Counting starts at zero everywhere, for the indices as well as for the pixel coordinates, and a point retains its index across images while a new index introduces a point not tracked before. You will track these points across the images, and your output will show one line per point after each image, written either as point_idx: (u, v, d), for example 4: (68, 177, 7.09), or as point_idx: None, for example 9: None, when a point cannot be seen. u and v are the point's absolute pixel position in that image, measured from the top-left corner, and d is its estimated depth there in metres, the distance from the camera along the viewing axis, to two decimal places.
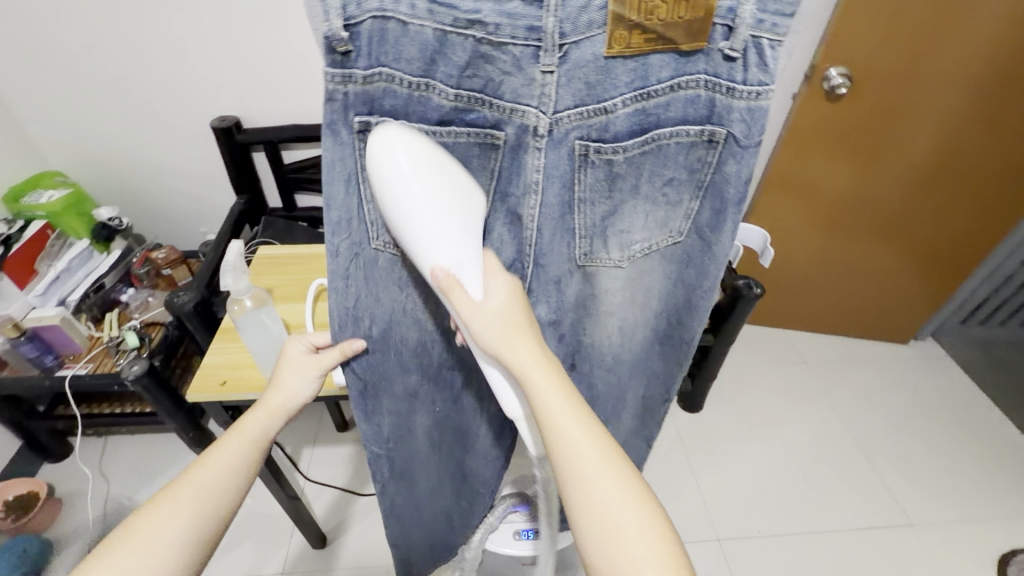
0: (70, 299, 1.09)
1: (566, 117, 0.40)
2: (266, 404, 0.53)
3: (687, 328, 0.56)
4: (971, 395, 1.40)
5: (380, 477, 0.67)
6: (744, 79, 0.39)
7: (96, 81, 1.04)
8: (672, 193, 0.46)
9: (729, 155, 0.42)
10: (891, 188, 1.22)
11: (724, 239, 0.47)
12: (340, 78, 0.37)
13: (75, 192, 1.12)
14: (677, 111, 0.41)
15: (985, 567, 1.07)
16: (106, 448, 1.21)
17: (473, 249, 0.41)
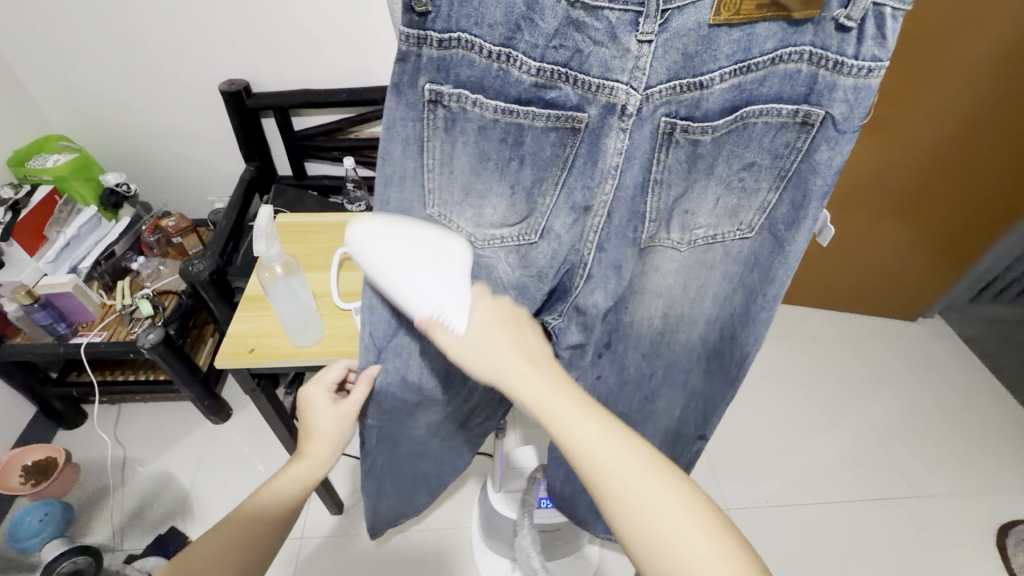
0: (82, 266, 1.07)
1: (658, 91, 0.39)
2: (310, 459, 0.57)
3: (739, 344, 0.57)
4: (975, 372, 1.42)
5: (376, 454, 0.66)
6: (854, 53, 0.38)
7: (101, 39, 1.00)
8: (750, 178, 0.45)
9: (823, 140, 0.41)
10: (914, 171, 1.22)
11: (799, 237, 0.47)
12: (415, 40, 0.38)
13: (81, 156, 1.10)
14: (774, 86, 0.40)
15: (983, 536, 1.10)
16: (120, 414, 1.21)
17: (453, 291, 0.42)
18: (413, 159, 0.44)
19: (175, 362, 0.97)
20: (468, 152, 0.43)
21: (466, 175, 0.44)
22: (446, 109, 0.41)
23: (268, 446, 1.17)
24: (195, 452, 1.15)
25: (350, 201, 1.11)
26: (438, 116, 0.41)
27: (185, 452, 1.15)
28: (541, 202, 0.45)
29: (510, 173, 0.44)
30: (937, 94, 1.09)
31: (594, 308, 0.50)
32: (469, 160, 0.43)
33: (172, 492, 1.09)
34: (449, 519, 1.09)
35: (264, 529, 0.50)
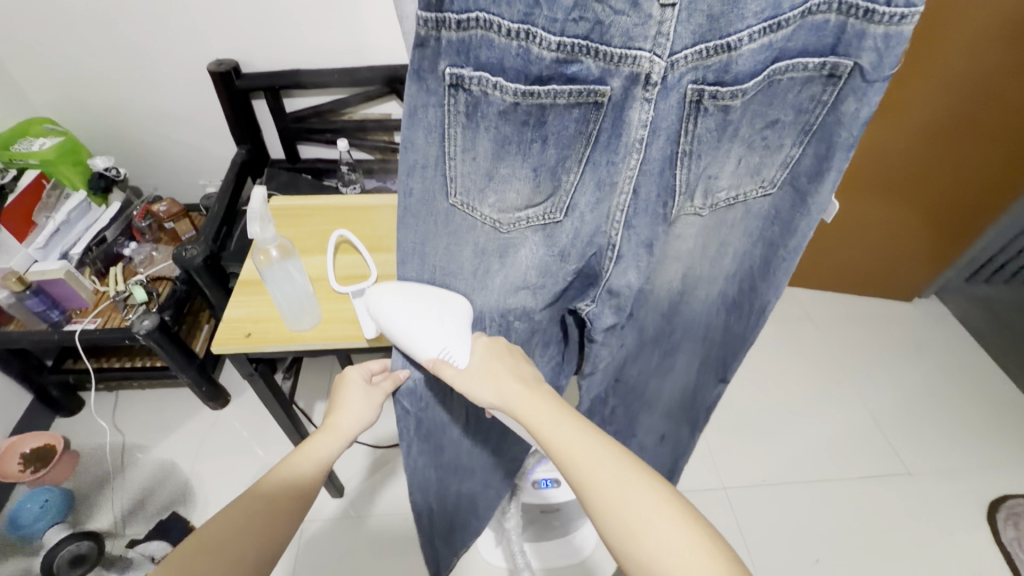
0: (73, 252, 1.06)
1: (684, 58, 0.39)
2: (336, 430, 0.56)
3: (759, 294, 0.57)
4: (969, 351, 1.43)
5: (409, 437, 0.66)
6: (887, 0, 0.36)
7: (83, 17, 0.97)
8: (773, 137, 0.45)
9: (850, 91, 0.41)
10: (916, 147, 1.20)
11: (822, 191, 0.47)
12: (433, 24, 0.36)
13: (68, 140, 1.07)
14: (799, 41, 0.39)
15: (975, 512, 1.12)
16: (118, 401, 1.21)
17: (454, 334, 0.47)
18: (435, 146, 0.42)
19: (172, 348, 0.96)
20: (492, 135, 0.41)
21: (489, 161, 0.43)
22: (467, 94, 0.39)
23: (267, 432, 1.16)
24: (195, 438, 1.15)
25: (344, 185, 1.10)
26: (461, 100, 0.39)
27: (185, 439, 1.15)
28: (566, 177, 0.44)
29: (532, 155, 0.42)
30: (933, 75, 1.09)
31: (626, 288, 0.52)
32: (493, 141, 0.42)
33: (176, 480, 1.09)
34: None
35: (289, 502, 0.49)
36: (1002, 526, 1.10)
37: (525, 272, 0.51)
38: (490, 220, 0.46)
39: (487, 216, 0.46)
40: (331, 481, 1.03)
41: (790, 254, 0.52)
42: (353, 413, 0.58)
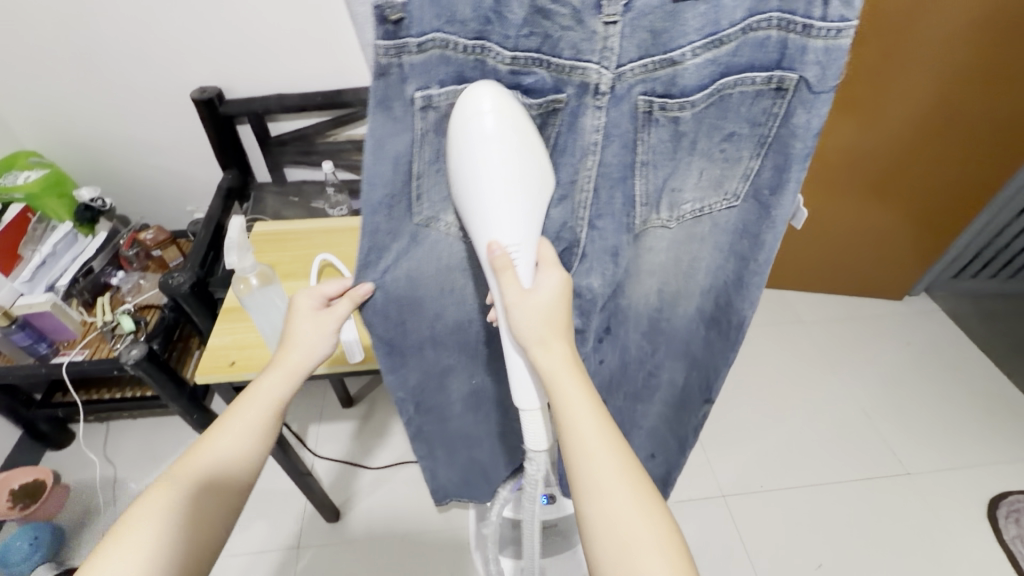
0: (59, 284, 1.06)
1: (631, 70, 0.37)
2: (286, 368, 0.49)
3: (735, 310, 0.55)
4: (963, 346, 1.43)
5: (410, 417, 0.66)
6: (822, 14, 0.35)
7: (64, 50, 0.97)
8: (731, 150, 0.43)
9: (799, 104, 0.39)
10: (893, 144, 1.20)
11: (785, 204, 0.45)
12: (393, 51, 0.33)
13: (53, 172, 1.08)
14: (746, 56, 0.38)
15: (976, 508, 1.12)
16: (109, 433, 1.20)
17: (532, 234, 0.41)
18: (402, 173, 0.40)
19: (162, 378, 0.94)
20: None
21: None
22: (436, 112, 0.38)
23: None
24: None
25: (331, 206, 1.10)
26: (429, 120, 0.38)
27: None
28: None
29: None
30: (901, 84, 1.11)
31: (589, 290, 0.49)
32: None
33: None
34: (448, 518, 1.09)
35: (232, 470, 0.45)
36: (1003, 524, 1.09)
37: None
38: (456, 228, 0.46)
39: (450, 224, 0.45)
40: (324, 504, 1.02)
41: (762, 267, 0.50)
42: (306, 346, 0.50)
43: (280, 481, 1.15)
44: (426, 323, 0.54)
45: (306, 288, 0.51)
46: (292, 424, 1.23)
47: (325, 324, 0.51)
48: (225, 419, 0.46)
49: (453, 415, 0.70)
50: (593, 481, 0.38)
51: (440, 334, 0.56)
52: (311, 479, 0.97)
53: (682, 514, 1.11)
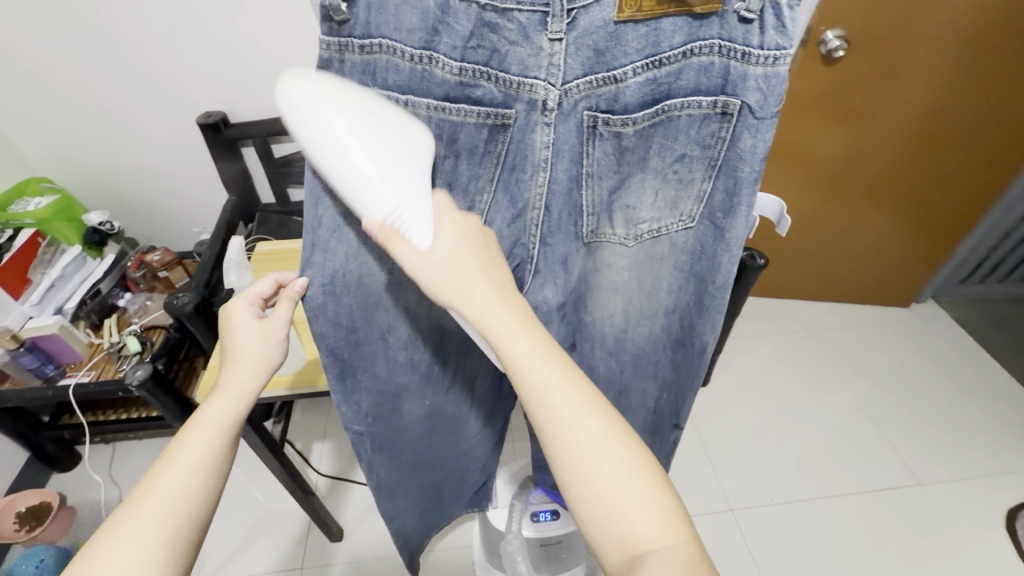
0: (68, 307, 1.08)
1: (575, 86, 0.40)
2: (234, 388, 0.47)
3: (698, 334, 0.56)
4: (973, 352, 1.41)
5: (363, 452, 0.65)
6: (760, 43, 0.37)
7: (72, 80, 1.00)
8: (683, 171, 0.45)
9: (744, 129, 0.41)
10: (884, 148, 1.19)
11: (737, 224, 0.46)
12: (336, 46, 0.38)
13: (63, 198, 1.10)
14: (690, 79, 0.40)
15: (993, 519, 1.09)
16: (115, 453, 1.21)
17: (414, 194, 0.37)
18: None
19: (165, 398, 0.94)
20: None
21: None
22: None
23: (264, 477, 1.18)
24: None
25: None
26: None
27: None
28: (479, 200, 0.45)
29: (445, 171, 0.43)
30: (894, 89, 1.09)
31: (545, 304, 0.52)
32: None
33: None
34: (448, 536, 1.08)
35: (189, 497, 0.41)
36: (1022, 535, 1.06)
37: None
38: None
39: None
40: (326, 525, 1.01)
41: (720, 291, 0.51)
42: (254, 362, 0.48)
43: (284, 500, 1.15)
44: (378, 339, 0.54)
45: (237, 299, 0.50)
46: (296, 443, 1.23)
47: (270, 334, 0.49)
48: (173, 450, 0.42)
49: (404, 445, 0.69)
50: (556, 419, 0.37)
51: (392, 350, 0.56)
52: (314, 498, 0.96)
53: None
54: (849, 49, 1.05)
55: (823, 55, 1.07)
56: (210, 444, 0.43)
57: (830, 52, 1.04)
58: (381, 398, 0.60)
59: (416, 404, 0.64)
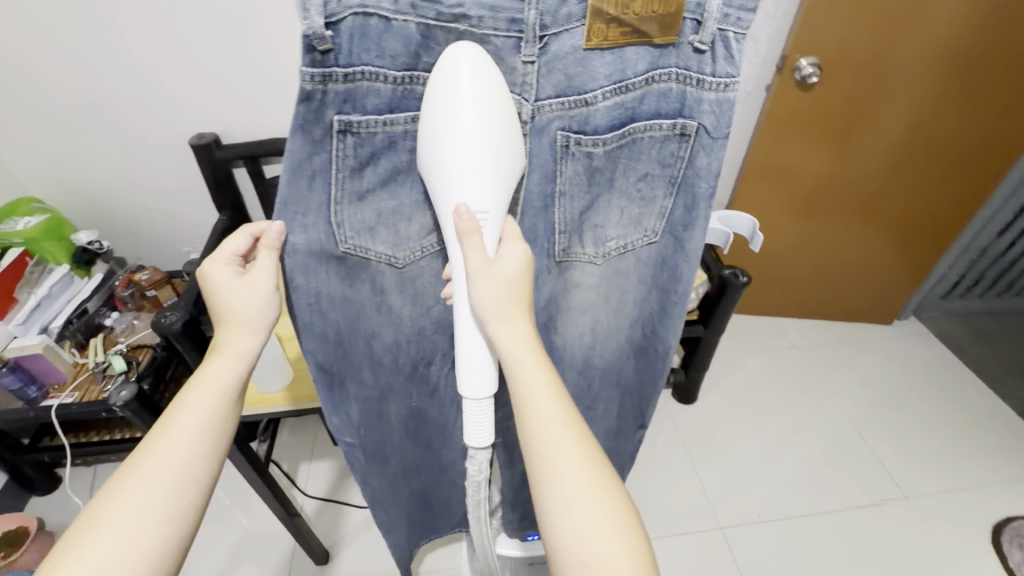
0: (53, 326, 1.07)
1: (548, 106, 0.41)
2: (230, 350, 0.45)
3: (660, 338, 0.59)
4: (953, 367, 1.44)
5: (358, 467, 0.68)
6: (712, 71, 0.41)
7: (65, 102, 1.01)
8: (647, 188, 0.48)
9: (701, 148, 0.45)
10: (870, 164, 1.22)
11: (696, 235, 0.49)
12: (319, 78, 0.37)
13: (52, 217, 1.10)
14: (652, 104, 0.43)
15: (980, 533, 1.10)
16: (96, 476, 1.18)
17: (498, 204, 0.40)
18: (319, 194, 0.43)
19: (151, 418, 0.93)
20: (380, 170, 0.43)
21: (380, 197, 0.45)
22: (356, 137, 0.40)
23: (250, 498, 1.16)
24: None
25: None
26: (349, 145, 0.41)
27: None
28: None
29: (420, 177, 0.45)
30: (875, 112, 1.13)
31: None
32: (383, 179, 0.44)
33: None
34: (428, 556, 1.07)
35: (190, 462, 0.41)
36: (1007, 549, 1.07)
37: (435, 292, 0.54)
38: (385, 257, 0.48)
39: (380, 254, 0.48)
40: (311, 545, 1.00)
41: (681, 299, 0.54)
42: (248, 321, 0.46)
43: (269, 522, 1.13)
44: (361, 346, 0.55)
45: (212, 260, 0.46)
46: (282, 463, 1.21)
47: (255, 290, 0.46)
48: (174, 411, 0.42)
49: (392, 450, 0.71)
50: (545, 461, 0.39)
51: (377, 355, 0.57)
52: (299, 519, 0.95)
53: (679, 547, 1.08)
54: (822, 76, 1.08)
55: (799, 82, 1.09)
56: (206, 409, 0.43)
57: (804, 78, 1.07)
58: (369, 403, 0.61)
59: (400, 404, 0.64)
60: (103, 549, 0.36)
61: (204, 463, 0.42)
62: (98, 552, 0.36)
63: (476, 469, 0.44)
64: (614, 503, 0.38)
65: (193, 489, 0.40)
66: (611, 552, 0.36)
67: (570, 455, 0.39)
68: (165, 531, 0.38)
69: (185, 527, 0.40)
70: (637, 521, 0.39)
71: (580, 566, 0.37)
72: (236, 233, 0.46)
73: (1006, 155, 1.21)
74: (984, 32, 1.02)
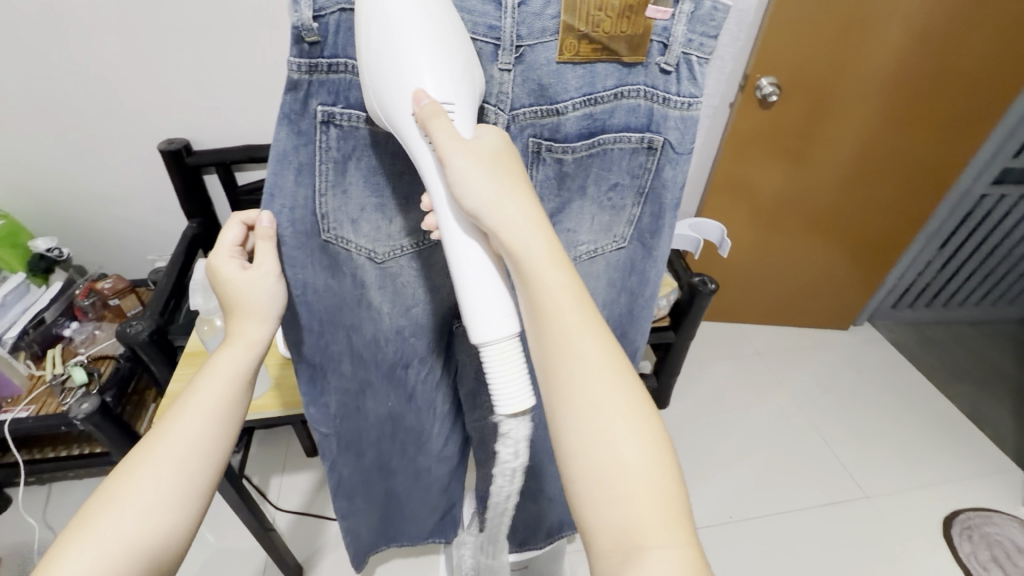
0: (7, 336, 1.01)
1: (522, 113, 0.43)
2: (242, 338, 0.46)
3: (631, 340, 0.64)
4: (904, 370, 1.54)
5: (329, 454, 0.69)
6: (677, 91, 0.44)
7: (25, 105, 0.97)
8: (616, 198, 0.50)
9: (666, 161, 0.47)
10: (828, 178, 1.29)
11: (662, 242, 0.53)
12: (306, 68, 0.37)
13: (9, 223, 1.04)
14: (621, 118, 0.45)
15: (933, 526, 1.16)
16: (51, 494, 1.12)
17: (467, 92, 0.36)
18: (305, 186, 0.43)
19: (114, 431, 0.89)
20: (362, 170, 0.44)
21: (362, 197, 0.45)
22: (339, 129, 0.41)
23: (219, 515, 1.13)
24: None
25: None
26: (331, 136, 0.41)
27: None
28: None
29: (404, 185, 0.46)
30: (830, 133, 1.21)
31: None
32: (363, 179, 0.44)
33: None
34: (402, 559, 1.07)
35: (202, 447, 0.43)
36: (957, 541, 1.13)
37: (414, 293, 0.55)
38: (365, 250, 0.49)
39: (360, 247, 0.48)
40: (285, 562, 0.97)
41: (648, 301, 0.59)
42: (255, 311, 0.46)
43: (239, 537, 1.10)
44: (343, 341, 0.56)
45: (217, 252, 0.46)
46: (253, 477, 1.18)
47: (262, 284, 0.46)
48: (186, 398, 0.44)
49: (368, 445, 0.72)
50: (577, 385, 0.37)
51: (357, 348, 0.58)
52: (273, 532, 0.93)
53: None
54: (781, 96, 1.15)
55: (760, 100, 1.15)
56: (218, 397, 0.45)
57: (764, 97, 1.13)
58: (347, 395, 0.63)
59: (378, 403, 0.66)
60: (118, 528, 0.39)
61: (215, 449, 0.44)
62: (114, 531, 0.39)
63: (513, 445, 0.41)
64: (653, 444, 0.37)
65: (205, 471, 0.43)
66: (639, 497, 0.36)
67: (597, 374, 0.37)
68: (181, 511, 0.41)
69: (193, 511, 0.42)
70: (673, 461, 0.38)
71: (612, 511, 0.36)
72: (231, 223, 0.47)
73: (946, 174, 1.31)
74: (925, 60, 1.10)
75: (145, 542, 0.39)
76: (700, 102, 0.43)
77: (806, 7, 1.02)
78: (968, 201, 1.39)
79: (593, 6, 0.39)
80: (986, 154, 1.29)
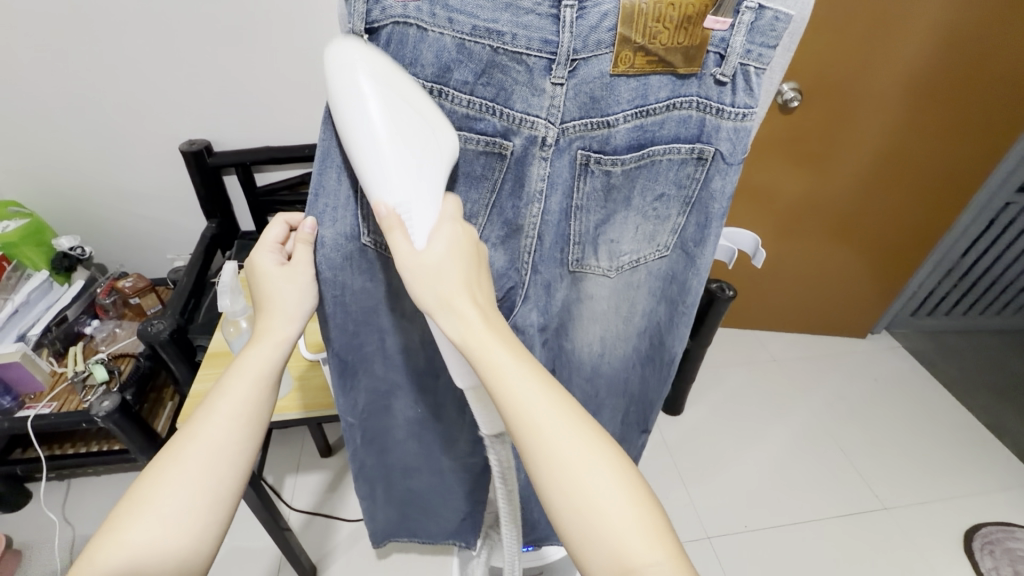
0: (31, 333, 1.03)
1: (572, 127, 0.43)
2: (270, 337, 0.46)
3: (666, 347, 0.61)
4: (923, 380, 1.51)
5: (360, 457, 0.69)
6: (732, 101, 0.43)
7: (52, 105, 0.98)
8: (661, 208, 0.49)
9: (716, 172, 0.46)
10: (846, 186, 1.28)
11: (707, 252, 0.51)
12: None
13: (34, 222, 1.06)
14: (671, 130, 0.44)
15: (953, 540, 1.14)
16: (70, 490, 1.14)
17: (429, 193, 0.38)
18: (347, 187, 0.43)
19: (133, 429, 0.89)
20: None
21: None
22: None
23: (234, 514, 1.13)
24: None
25: None
26: None
27: None
28: (478, 219, 0.47)
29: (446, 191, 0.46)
30: (854, 138, 1.19)
31: (530, 326, 0.55)
32: None
33: None
34: (412, 555, 1.08)
35: (228, 452, 0.43)
36: (979, 555, 1.11)
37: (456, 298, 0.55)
38: None
39: None
40: (300, 561, 0.97)
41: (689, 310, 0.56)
42: (286, 310, 0.46)
43: (252, 537, 1.10)
44: (376, 340, 0.55)
45: (258, 249, 0.46)
46: (267, 476, 1.19)
47: (299, 283, 0.46)
48: (214, 400, 0.44)
49: (393, 441, 0.71)
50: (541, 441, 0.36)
51: (390, 351, 0.57)
52: (289, 531, 0.93)
53: None
54: (802, 101, 1.14)
55: (781, 106, 1.15)
56: (245, 399, 0.44)
57: (786, 102, 1.12)
58: (376, 393, 0.61)
59: (408, 403, 0.65)
60: (148, 534, 0.39)
61: (241, 453, 0.43)
62: (145, 538, 0.39)
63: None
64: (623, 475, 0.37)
65: (233, 474, 0.43)
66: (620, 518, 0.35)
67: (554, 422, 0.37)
68: (209, 516, 0.41)
69: (221, 514, 0.42)
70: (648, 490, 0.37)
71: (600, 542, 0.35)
72: (274, 221, 0.47)
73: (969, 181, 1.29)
74: (953, 65, 1.09)
75: (174, 548, 0.39)
76: (755, 113, 0.43)
77: (829, 12, 1.02)
78: (991, 209, 1.36)
79: (650, 17, 0.39)
80: (1010, 163, 1.26)
